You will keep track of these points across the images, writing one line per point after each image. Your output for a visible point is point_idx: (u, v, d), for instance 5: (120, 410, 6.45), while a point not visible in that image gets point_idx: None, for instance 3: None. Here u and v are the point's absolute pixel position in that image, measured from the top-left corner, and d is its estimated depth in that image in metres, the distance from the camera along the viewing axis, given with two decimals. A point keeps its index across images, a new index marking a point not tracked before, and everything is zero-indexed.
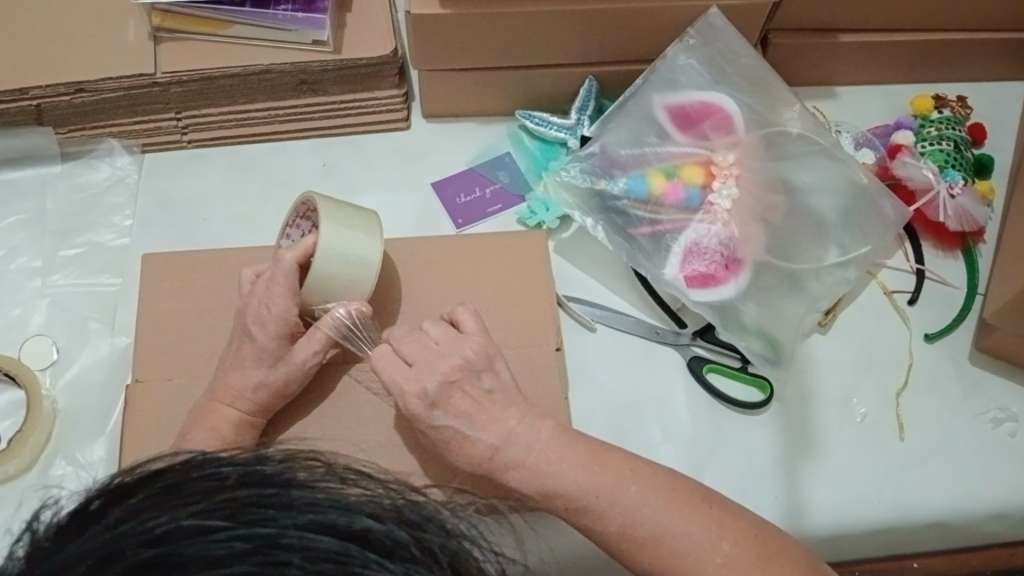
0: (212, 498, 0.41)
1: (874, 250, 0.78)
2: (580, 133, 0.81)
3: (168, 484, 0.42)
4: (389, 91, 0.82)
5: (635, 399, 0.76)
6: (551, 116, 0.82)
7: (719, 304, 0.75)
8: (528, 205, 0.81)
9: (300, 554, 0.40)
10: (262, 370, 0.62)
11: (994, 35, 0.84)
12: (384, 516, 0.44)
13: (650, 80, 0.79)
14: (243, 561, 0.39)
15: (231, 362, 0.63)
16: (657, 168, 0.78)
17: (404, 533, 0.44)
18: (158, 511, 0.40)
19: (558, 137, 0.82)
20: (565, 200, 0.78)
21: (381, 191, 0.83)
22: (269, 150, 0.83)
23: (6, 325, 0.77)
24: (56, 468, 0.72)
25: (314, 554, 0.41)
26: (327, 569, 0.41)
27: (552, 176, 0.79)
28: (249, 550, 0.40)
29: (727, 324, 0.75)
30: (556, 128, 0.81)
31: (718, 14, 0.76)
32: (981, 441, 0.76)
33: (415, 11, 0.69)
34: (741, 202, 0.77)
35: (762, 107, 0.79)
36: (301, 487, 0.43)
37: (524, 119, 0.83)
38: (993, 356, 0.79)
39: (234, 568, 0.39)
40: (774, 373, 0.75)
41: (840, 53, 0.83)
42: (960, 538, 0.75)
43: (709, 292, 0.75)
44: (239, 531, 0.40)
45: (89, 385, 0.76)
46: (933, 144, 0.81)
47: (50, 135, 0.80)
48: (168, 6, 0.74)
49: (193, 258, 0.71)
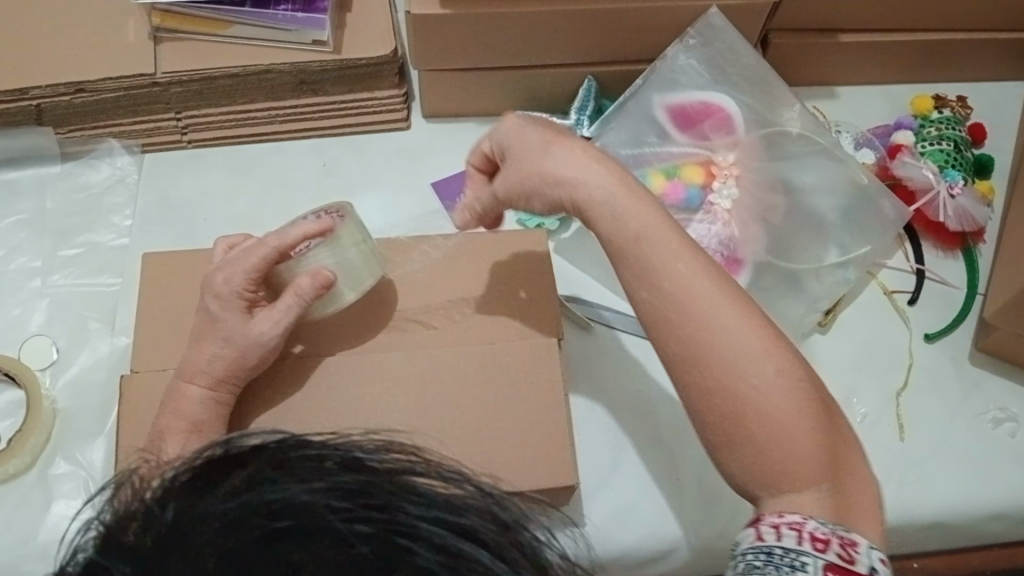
0: (326, 478, 0.41)
1: (875, 249, 0.78)
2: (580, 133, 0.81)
3: (278, 461, 0.42)
4: (389, 90, 0.82)
5: (636, 399, 0.75)
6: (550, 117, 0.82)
7: None
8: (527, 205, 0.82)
9: (421, 543, 0.40)
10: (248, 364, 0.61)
11: (994, 35, 0.84)
12: (485, 515, 0.43)
13: (650, 80, 0.79)
14: (367, 543, 0.39)
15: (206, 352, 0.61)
16: (656, 168, 0.78)
17: (503, 534, 0.42)
18: (276, 484, 0.40)
19: None
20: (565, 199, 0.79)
21: (380, 191, 0.83)
22: (269, 149, 0.83)
23: (6, 325, 0.77)
24: (55, 468, 0.72)
25: (434, 542, 0.40)
26: (442, 561, 0.39)
27: None
28: (372, 532, 0.39)
29: None
30: None
31: (718, 14, 0.75)
32: (982, 441, 0.76)
33: (415, 11, 0.69)
34: (741, 201, 0.77)
35: (762, 107, 0.79)
36: (406, 479, 0.42)
37: None
38: (993, 356, 0.79)
39: (359, 548, 0.39)
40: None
41: (840, 53, 0.83)
42: (961, 537, 0.76)
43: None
44: (360, 513, 0.40)
45: (89, 385, 0.75)
46: (933, 144, 0.81)
47: (50, 135, 0.80)
48: (168, 6, 0.74)
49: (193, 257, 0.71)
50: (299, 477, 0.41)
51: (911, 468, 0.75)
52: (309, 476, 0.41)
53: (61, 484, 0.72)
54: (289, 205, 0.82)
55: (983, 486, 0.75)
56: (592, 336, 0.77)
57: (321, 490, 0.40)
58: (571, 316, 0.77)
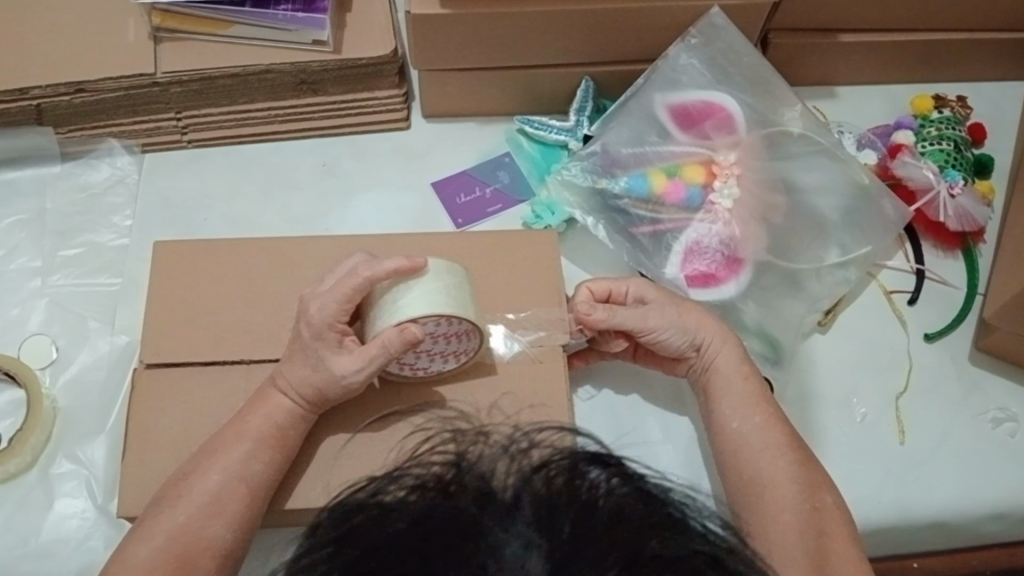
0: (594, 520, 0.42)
1: (876, 250, 0.78)
2: (580, 133, 0.81)
3: (544, 497, 0.43)
4: (389, 90, 0.82)
5: (636, 402, 0.75)
6: (549, 120, 0.82)
7: (719, 303, 0.75)
8: (533, 207, 0.81)
9: None
10: (307, 369, 0.60)
11: (993, 35, 0.84)
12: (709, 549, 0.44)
13: (652, 79, 0.79)
14: None
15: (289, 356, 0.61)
16: (658, 167, 0.78)
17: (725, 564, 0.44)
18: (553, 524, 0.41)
19: (558, 140, 0.81)
20: (566, 200, 0.78)
21: (381, 190, 0.83)
22: (269, 149, 0.83)
23: (5, 325, 0.77)
24: (56, 467, 0.72)
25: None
26: None
27: (552, 176, 0.78)
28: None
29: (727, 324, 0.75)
30: (555, 131, 0.81)
31: (718, 14, 0.76)
32: (982, 442, 0.76)
33: (415, 11, 0.69)
34: (742, 201, 0.77)
35: (764, 107, 0.79)
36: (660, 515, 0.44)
37: (523, 124, 0.83)
38: (992, 356, 0.79)
39: None
40: (773, 373, 0.76)
41: (840, 53, 0.83)
42: (961, 538, 0.75)
43: (710, 291, 0.75)
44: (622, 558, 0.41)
45: (89, 385, 0.75)
46: (933, 144, 0.81)
47: (50, 135, 0.80)
48: (167, 6, 0.74)
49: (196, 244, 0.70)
50: (663, 510, 0.44)
51: (911, 468, 0.75)
52: (640, 531, 0.42)
53: (63, 483, 0.72)
54: (289, 206, 0.82)
55: (983, 486, 0.75)
56: None
57: (661, 514, 0.44)
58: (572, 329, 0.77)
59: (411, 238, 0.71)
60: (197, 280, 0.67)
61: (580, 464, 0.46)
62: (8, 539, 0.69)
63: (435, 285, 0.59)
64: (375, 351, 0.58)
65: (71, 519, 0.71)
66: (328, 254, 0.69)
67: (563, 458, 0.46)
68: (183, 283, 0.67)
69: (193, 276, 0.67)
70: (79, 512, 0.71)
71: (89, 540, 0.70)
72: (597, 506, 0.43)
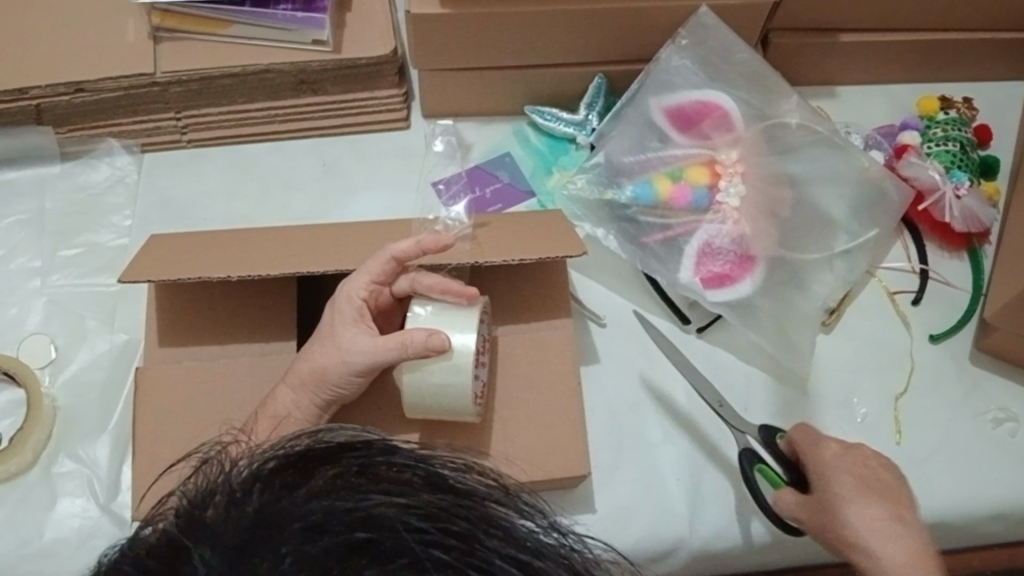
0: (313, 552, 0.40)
1: (882, 232, 0.78)
2: (590, 128, 0.81)
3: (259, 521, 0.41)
4: (389, 90, 0.82)
5: (636, 399, 0.76)
6: (560, 112, 0.82)
7: (735, 303, 0.75)
8: (540, 197, 0.83)
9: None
10: (325, 353, 0.60)
11: (994, 35, 0.83)
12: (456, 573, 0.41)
13: (646, 84, 0.78)
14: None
15: (312, 349, 0.61)
16: (662, 173, 0.78)
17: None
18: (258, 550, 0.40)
19: (566, 132, 0.82)
20: (576, 212, 0.79)
21: (380, 190, 0.83)
22: (268, 149, 0.83)
23: (5, 325, 0.77)
24: (58, 466, 0.72)
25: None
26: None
27: (563, 188, 0.80)
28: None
29: (746, 322, 0.75)
30: (564, 124, 0.82)
31: (709, 13, 0.74)
32: (981, 442, 0.76)
33: (415, 11, 0.69)
34: (749, 198, 0.77)
35: (761, 100, 0.79)
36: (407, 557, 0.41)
37: (535, 115, 0.83)
38: (992, 356, 0.79)
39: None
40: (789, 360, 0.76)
41: (842, 53, 0.83)
42: (961, 537, 0.76)
43: (726, 291, 0.75)
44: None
45: (90, 384, 0.75)
46: (939, 144, 0.82)
47: (50, 134, 0.80)
48: (167, 6, 0.74)
49: (194, 236, 0.66)
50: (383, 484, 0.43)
51: (911, 470, 0.75)
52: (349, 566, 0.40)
53: (65, 483, 0.72)
54: (289, 205, 0.82)
55: (983, 486, 0.75)
56: (606, 329, 0.78)
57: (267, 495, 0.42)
58: (583, 307, 0.78)
59: (402, 226, 0.68)
60: (183, 255, 0.63)
61: (280, 461, 0.44)
62: (8, 539, 0.69)
63: (431, 392, 0.59)
64: (394, 348, 0.58)
65: (71, 518, 0.71)
66: (322, 242, 0.65)
67: (365, 487, 0.42)
68: (162, 258, 0.62)
69: (182, 249, 0.63)
70: (80, 512, 0.71)
71: (90, 540, 0.70)
72: (250, 493, 0.42)
